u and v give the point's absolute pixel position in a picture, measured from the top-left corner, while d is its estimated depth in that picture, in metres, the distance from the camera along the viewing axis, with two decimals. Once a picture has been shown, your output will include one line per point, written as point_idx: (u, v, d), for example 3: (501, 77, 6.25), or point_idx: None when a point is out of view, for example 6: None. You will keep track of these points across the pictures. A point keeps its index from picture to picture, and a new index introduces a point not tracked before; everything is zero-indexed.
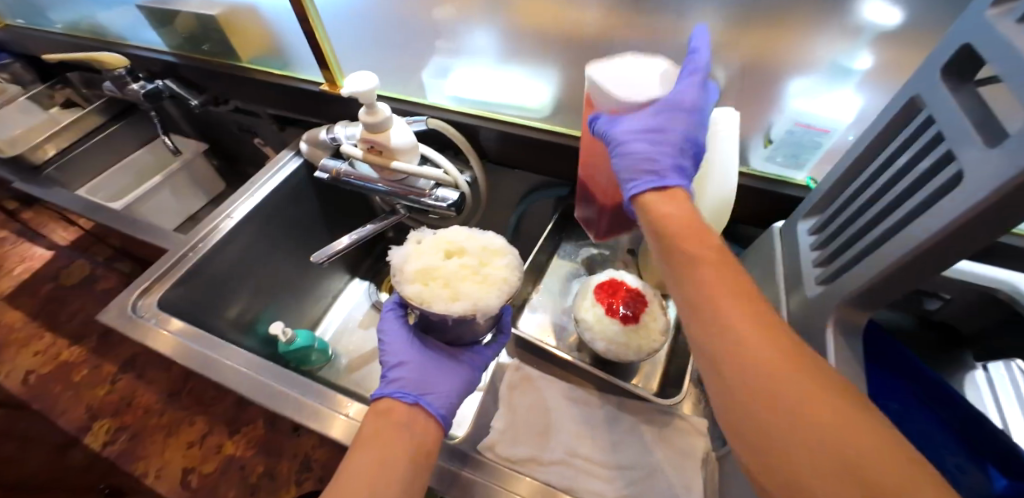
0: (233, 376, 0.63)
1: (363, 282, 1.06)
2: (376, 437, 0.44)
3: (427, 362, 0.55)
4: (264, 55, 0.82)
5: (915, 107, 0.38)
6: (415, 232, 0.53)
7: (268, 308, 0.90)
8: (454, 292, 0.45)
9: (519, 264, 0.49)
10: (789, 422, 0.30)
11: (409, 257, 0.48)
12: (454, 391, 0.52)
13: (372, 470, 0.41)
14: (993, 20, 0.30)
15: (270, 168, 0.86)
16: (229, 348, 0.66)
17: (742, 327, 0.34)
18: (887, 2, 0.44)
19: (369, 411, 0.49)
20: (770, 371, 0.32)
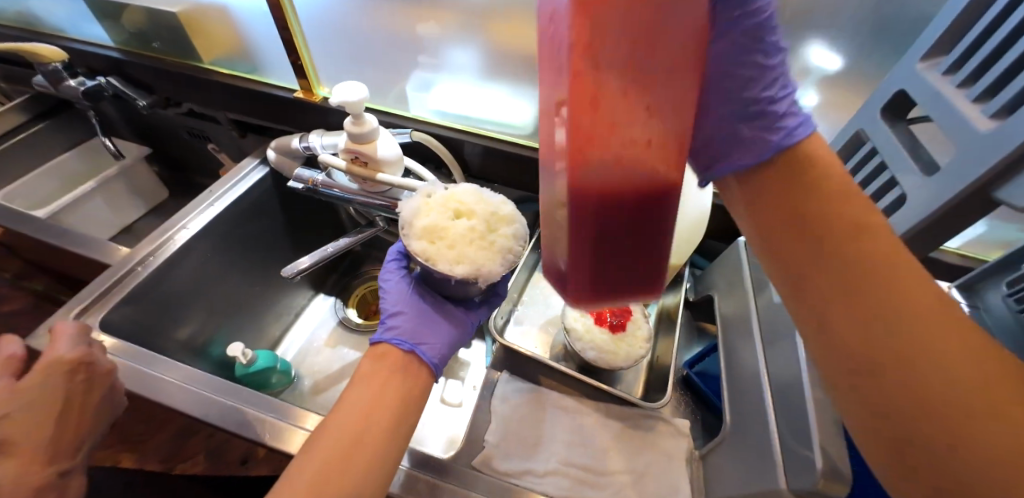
0: (186, 399, 0.58)
1: (328, 298, 1.01)
2: (372, 378, 0.48)
3: (424, 314, 0.56)
4: (230, 57, 0.78)
5: (860, 140, 0.44)
6: (428, 186, 0.57)
7: (223, 328, 0.82)
8: (457, 254, 0.50)
9: (522, 234, 0.54)
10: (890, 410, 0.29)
11: (420, 212, 0.53)
12: (447, 344, 0.56)
13: (366, 409, 0.45)
14: (924, 71, 0.36)
15: (231, 178, 0.81)
16: (170, 363, 0.61)
17: (881, 301, 0.29)
18: (829, 49, 0.52)
19: (368, 354, 0.52)
20: (887, 357, 0.29)
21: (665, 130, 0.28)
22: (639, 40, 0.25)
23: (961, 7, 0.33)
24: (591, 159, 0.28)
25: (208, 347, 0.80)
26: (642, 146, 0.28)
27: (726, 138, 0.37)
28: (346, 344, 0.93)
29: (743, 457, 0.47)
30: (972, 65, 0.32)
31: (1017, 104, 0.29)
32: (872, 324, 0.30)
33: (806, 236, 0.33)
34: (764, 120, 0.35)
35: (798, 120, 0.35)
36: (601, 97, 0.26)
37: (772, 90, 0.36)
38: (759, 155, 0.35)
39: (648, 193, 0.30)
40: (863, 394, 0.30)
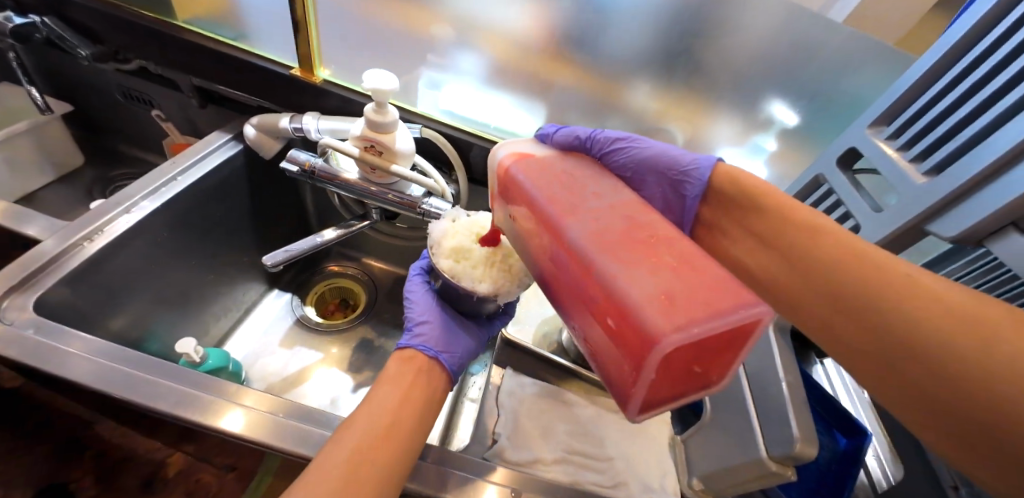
0: (94, 372, 0.49)
1: (282, 295, 0.92)
2: (401, 380, 0.52)
3: (446, 324, 0.61)
4: (210, 20, 0.71)
5: (818, 180, 0.57)
6: (453, 210, 0.59)
7: (163, 321, 0.71)
8: (481, 274, 0.52)
9: None
10: (914, 389, 0.38)
11: (447, 233, 0.56)
12: (464, 353, 0.60)
13: (394, 407, 0.48)
14: (871, 135, 0.49)
15: (198, 151, 0.72)
16: (73, 335, 0.51)
17: (882, 297, 0.39)
18: (788, 107, 0.65)
19: (394, 357, 0.56)
20: (895, 342, 0.38)
21: (613, 204, 0.41)
22: (551, 179, 0.44)
23: (899, 93, 0.47)
24: (570, 228, 0.38)
25: (144, 343, 0.68)
26: (609, 214, 0.39)
27: (677, 192, 0.59)
28: (306, 344, 0.85)
29: (720, 438, 0.56)
30: (911, 134, 0.45)
31: (941, 167, 0.41)
32: (862, 316, 0.40)
33: (800, 262, 0.46)
34: (677, 170, 0.57)
35: (692, 158, 0.56)
36: (544, 203, 0.41)
37: (678, 151, 0.58)
38: (700, 179, 0.56)
39: (633, 231, 0.37)
40: (884, 376, 0.40)
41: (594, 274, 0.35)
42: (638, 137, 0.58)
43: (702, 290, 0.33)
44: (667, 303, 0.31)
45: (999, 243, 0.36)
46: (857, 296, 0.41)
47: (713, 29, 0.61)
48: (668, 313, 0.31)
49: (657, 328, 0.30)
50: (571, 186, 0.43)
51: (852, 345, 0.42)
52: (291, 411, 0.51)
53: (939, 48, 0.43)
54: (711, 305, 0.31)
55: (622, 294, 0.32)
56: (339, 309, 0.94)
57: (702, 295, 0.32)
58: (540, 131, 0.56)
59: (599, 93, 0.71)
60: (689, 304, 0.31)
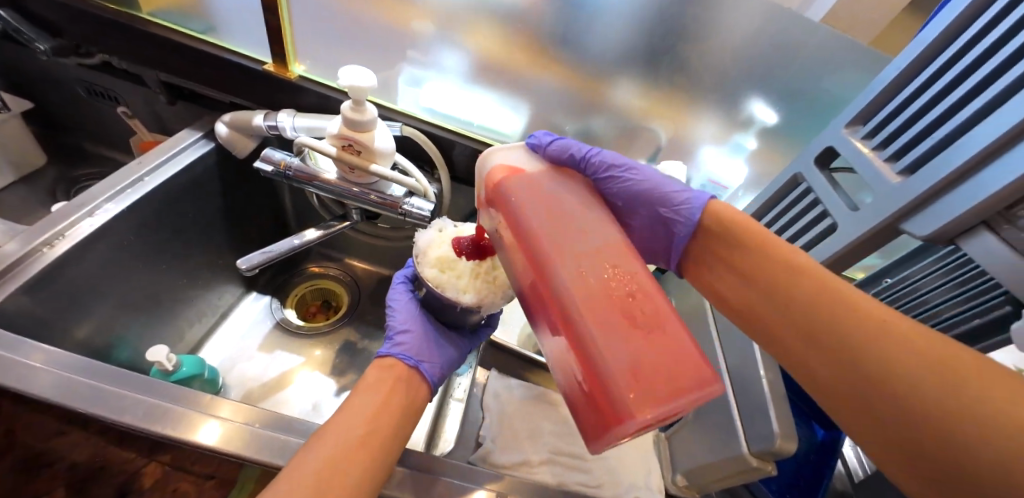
0: (55, 387, 0.47)
1: (261, 298, 0.89)
2: (379, 388, 0.51)
3: (429, 333, 0.60)
4: (177, 11, 0.67)
5: (796, 180, 0.57)
6: (439, 220, 0.59)
7: (133, 329, 0.68)
8: (465, 284, 0.52)
9: None
10: (884, 430, 0.38)
11: (433, 243, 0.55)
12: (448, 363, 0.59)
13: (372, 415, 0.47)
14: (848, 134, 0.50)
15: (165, 150, 0.69)
16: (35, 347, 0.49)
17: (856, 331, 0.39)
18: (767, 106, 0.66)
19: (373, 365, 0.55)
20: (867, 381, 0.38)
21: (600, 243, 0.39)
22: (542, 204, 0.41)
23: (875, 94, 0.47)
24: (558, 272, 0.36)
25: (113, 351, 0.65)
26: (594, 257, 0.38)
27: (666, 229, 0.57)
28: (285, 348, 0.83)
29: (702, 434, 0.57)
30: (885, 134, 0.46)
31: (914, 167, 0.42)
32: (818, 336, 0.41)
33: (772, 287, 0.45)
34: (669, 207, 0.55)
35: (686, 197, 0.54)
36: (533, 237, 0.38)
37: (671, 187, 0.55)
38: (688, 219, 0.54)
39: (616, 285, 0.36)
40: (854, 413, 0.40)
41: (573, 329, 0.35)
42: (634, 166, 0.55)
43: (673, 365, 0.33)
44: (638, 383, 0.32)
45: (971, 242, 0.37)
46: (810, 319, 0.42)
47: (694, 28, 0.62)
48: (637, 393, 0.32)
49: (627, 409, 0.31)
50: (559, 214, 0.40)
51: (813, 363, 0.42)
52: (267, 422, 0.50)
53: (914, 48, 0.44)
54: (675, 384, 0.33)
55: (597, 365, 0.33)
56: (320, 310, 0.92)
57: (671, 371, 0.33)
58: (534, 138, 0.53)
59: (581, 91, 0.70)
60: (659, 382, 0.32)
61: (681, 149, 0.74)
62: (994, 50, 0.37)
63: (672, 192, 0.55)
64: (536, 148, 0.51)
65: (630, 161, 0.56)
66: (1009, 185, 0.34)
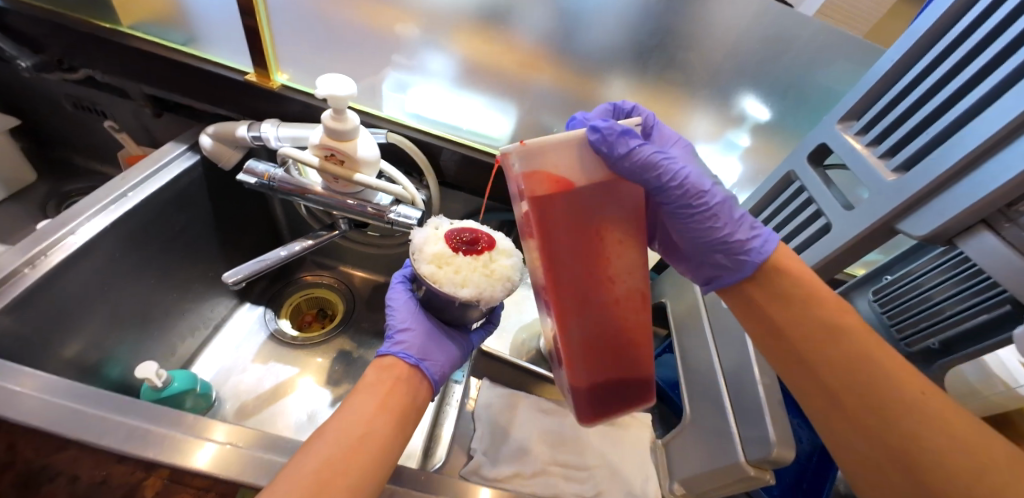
0: (37, 411, 0.46)
1: (255, 308, 0.88)
2: (378, 388, 0.50)
3: (429, 332, 0.58)
4: (158, 23, 0.67)
5: (789, 178, 0.56)
6: (434, 218, 0.57)
7: (122, 346, 0.67)
8: (463, 278, 0.50)
9: (523, 266, 0.54)
10: (855, 424, 0.44)
11: (429, 240, 0.53)
12: (449, 362, 0.58)
13: (371, 415, 0.47)
14: (841, 130, 0.48)
15: (151, 164, 0.68)
16: (19, 370, 0.49)
17: (831, 341, 0.46)
18: (760, 102, 0.64)
19: (372, 365, 0.54)
20: (842, 382, 0.45)
21: (619, 297, 0.49)
22: (581, 259, 0.45)
23: (866, 89, 0.46)
24: (573, 329, 0.48)
25: (104, 368, 0.65)
26: (608, 310, 0.49)
27: (713, 263, 0.53)
28: (280, 359, 0.82)
29: (699, 441, 0.55)
30: (877, 130, 0.44)
31: (910, 163, 0.41)
32: (810, 349, 0.47)
33: (764, 297, 0.50)
34: (726, 250, 0.51)
35: (751, 247, 0.49)
36: (563, 292, 0.46)
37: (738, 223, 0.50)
38: (739, 271, 0.51)
39: (615, 337, 0.50)
40: (829, 409, 0.46)
41: (576, 367, 0.50)
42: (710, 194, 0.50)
43: (628, 388, 0.54)
44: (603, 402, 0.53)
45: (969, 241, 0.36)
46: (797, 327, 0.48)
47: (680, 25, 0.60)
48: (599, 407, 0.53)
49: (588, 417, 0.53)
50: (591, 269, 0.47)
51: (798, 366, 0.48)
52: (251, 442, 0.49)
53: (908, 38, 0.42)
54: (621, 404, 0.54)
55: (582, 392, 0.51)
56: (316, 319, 0.91)
57: (624, 391, 0.54)
58: (607, 136, 0.44)
59: (569, 92, 0.69)
60: (614, 398, 0.54)
61: None
62: (992, 38, 0.35)
63: (740, 241, 0.50)
64: (607, 154, 0.44)
65: (712, 199, 0.50)
66: (1008, 182, 0.32)
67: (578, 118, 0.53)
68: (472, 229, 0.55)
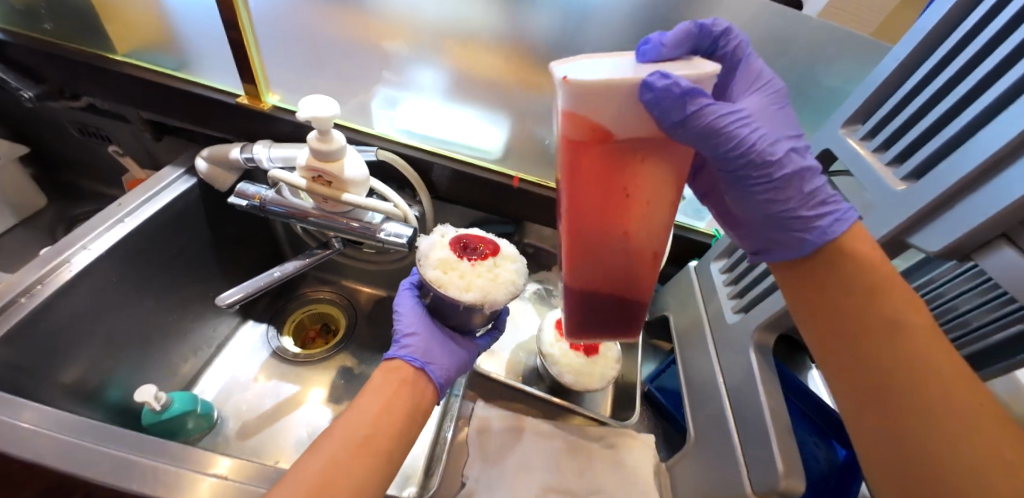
0: (28, 443, 0.46)
1: (259, 326, 0.88)
2: (383, 390, 0.50)
3: (437, 336, 0.57)
4: (151, 48, 0.68)
5: None
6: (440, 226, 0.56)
7: (122, 370, 0.68)
8: (468, 283, 0.49)
9: (526, 270, 0.53)
10: (901, 452, 0.37)
11: (435, 245, 0.52)
12: (454, 366, 0.56)
13: (375, 417, 0.47)
14: (845, 134, 0.45)
15: (149, 189, 0.69)
16: (14, 401, 0.49)
17: (896, 350, 0.37)
18: None
19: (380, 368, 0.53)
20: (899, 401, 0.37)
21: (632, 252, 0.43)
22: (605, 213, 0.39)
23: (870, 91, 0.43)
24: (572, 271, 0.44)
25: (105, 392, 0.66)
26: (617, 261, 0.44)
27: (764, 232, 0.44)
28: (281, 376, 0.82)
29: (703, 465, 0.52)
30: (883, 136, 0.41)
31: (920, 171, 0.37)
32: (865, 356, 0.38)
33: (820, 283, 0.41)
34: (786, 227, 0.42)
35: (819, 230, 0.40)
36: (574, 239, 0.41)
37: (804, 195, 0.41)
38: (795, 251, 0.42)
39: (620, 285, 0.46)
40: (876, 429, 0.38)
41: (570, 303, 0.48)
42: (779, 162, 0.40)
43: (621, 324, 0.51)
44: (590, 335, 0.52)
45: (988, 257, 0.32)
46: (855, 326, 0.39)
47: (671, 28, 0.58)
48: (585, 338, 0.53)
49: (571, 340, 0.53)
50: (612, 225, 0.40)
51: (852, 376, 0.40)
52: (243, 474, 0.48)
53: (912, 37, 0.40)
54: (608, 335, 0.53)
55: (570, 323, 0.51)
56: (319, 335, 0.91)
57: (614, 328, 0.52)
58: (671, 93, 0.31)
59: None
60: (602, 334, 0.52)
61: None
62: (1004, 34, 0.32)
63: (805, 218, 0.41)
64: (657, 122, 0.32)
65: (780, 171, 0.40)
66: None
67: (651, 42, 0.37)
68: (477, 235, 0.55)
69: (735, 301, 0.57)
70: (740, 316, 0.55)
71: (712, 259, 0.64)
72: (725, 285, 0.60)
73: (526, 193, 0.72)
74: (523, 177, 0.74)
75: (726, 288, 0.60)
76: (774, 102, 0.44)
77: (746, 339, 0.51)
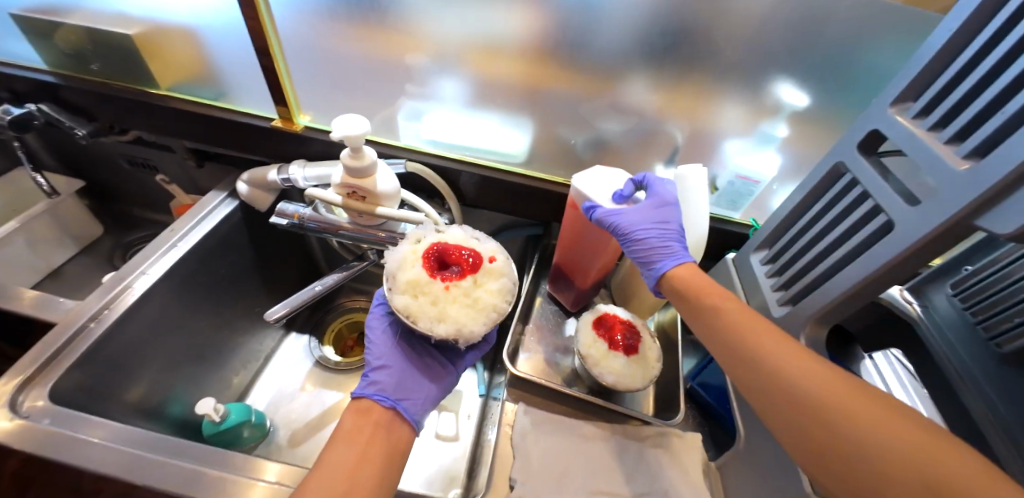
0: (108, 459, 0.50)
1: (301, 337, 0.91)
2: (356, 436, 0.48)
3: (406, 370, 0.57)
4: (190, 81, 0.71)
5: (838, 171, 0.50)
6: (415, 231, 0.57)
7: (181, 385, 0.72)
8: (440, 311, 0.49)
9: (508, 292, 0.53)
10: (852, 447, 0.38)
11: (403, 265, 0.52)
12: (427, 399, 0.57)
13: (350, 470, 0.45)
14: (896, 114, 0.43)
15: (195, 214, 0.73)
16: (90, 420, 0.53)
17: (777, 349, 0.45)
18: (796, 88, 0.59)
19: (348, 409, 0.51)
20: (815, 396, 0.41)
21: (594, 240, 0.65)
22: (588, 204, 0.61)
23: (924, 66, 0.40)
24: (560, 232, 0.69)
25: (168, 407, 0.70)
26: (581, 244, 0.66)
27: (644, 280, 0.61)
28: (325, 385, 0.85)
29: (757, 464, 0.51)
30: (941, 112, 0.38)
31: (986, 148, 0.35)
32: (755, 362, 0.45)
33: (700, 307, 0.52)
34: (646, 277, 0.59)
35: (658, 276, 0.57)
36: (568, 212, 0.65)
37: (659, 258, 0.58)
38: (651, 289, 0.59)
39: (577, 264, 0.69)
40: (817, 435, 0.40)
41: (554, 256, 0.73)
42: (646, 240, 0.57)
43: (569, 291, 0.74)
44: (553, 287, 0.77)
45: None
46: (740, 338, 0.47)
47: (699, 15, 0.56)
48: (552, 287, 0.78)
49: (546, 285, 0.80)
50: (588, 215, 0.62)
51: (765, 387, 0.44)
52: (294, 479, 0.50)
53: (967, 5, 0.37)
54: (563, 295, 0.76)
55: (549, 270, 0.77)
56: (358, 344, 0.93)
57: (565, 290, 0.75)
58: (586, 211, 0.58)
59: (585, 100, 0.66)
60: (560, 291, 0.76)
61: (702, 144, 0.69)
62: None
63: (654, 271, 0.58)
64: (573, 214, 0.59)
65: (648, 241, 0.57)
66: None
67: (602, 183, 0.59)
68: (451, 251, 0.54)
69: (780, 294, 0.56)
70: (788, 309, 0.54)
71: (752, 251, 0.63)
72: (768, 277, 0.59)
73: (554, 194, 0.72)
74: (550, 179, 0.74)
75: (768, 280, 0.59)
76: (660, 200, 0.60)
77: (798, 329, 0.51)
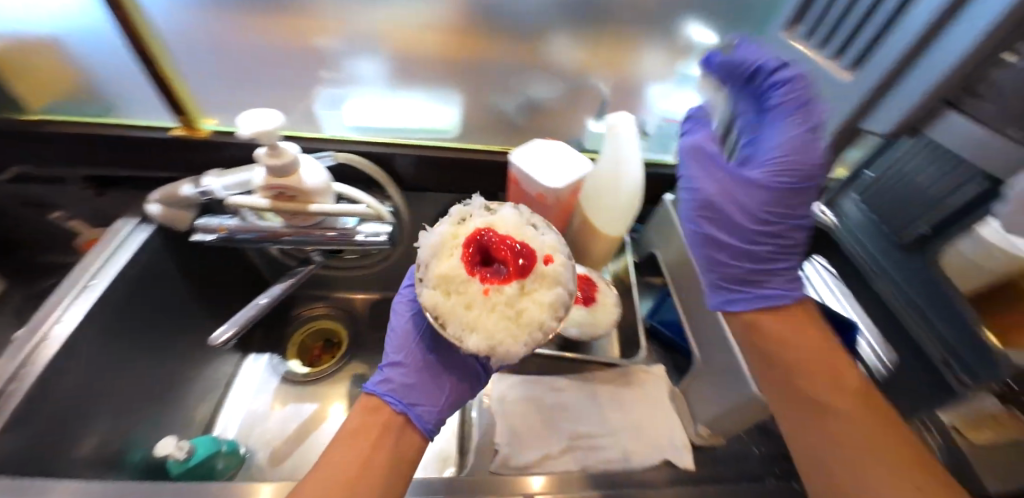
0: None
1: (260, 357, 0.87)
2: (359, 437, 0.47)
3: (425, 370, 0.53)
4: (65, 100, 0.63)
5: (748, 101, 0.53)
6: (459, 207, 0.53)
7: (137, 429, 0.67)
8: (473, 320, 0.43)
9: (562, 305, 0.45)
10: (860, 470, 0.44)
11: (437, 258, 0.47)
12: (445, 407, 0.52)
13: (348, 478, 0.43)
14: None
15: (104, 249, 0.66)
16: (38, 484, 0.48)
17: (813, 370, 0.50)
18: (704, 27, 0.61)
19: (359, 405, 0.51)
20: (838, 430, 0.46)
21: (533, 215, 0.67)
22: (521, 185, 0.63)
23: None
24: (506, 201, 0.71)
25: (126, 454, 0.65)
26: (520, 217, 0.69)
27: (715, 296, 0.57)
28: (298, 399, 0.82)
29: (714, 380, 0.56)
30: None
31: None
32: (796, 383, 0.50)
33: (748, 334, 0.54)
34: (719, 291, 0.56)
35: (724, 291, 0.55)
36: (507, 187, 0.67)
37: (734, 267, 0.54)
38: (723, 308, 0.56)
39: None
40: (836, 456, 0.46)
41: None
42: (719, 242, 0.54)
43: None
44: None
45: None
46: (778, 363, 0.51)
47: None
48: None
49: None
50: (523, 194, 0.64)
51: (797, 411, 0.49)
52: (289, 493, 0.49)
53: None
54: None
55: None
56: (325, 351, 0.90)
57: None
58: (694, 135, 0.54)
59: (507, 64, 0.66)
60: None
61: (628, 91, 0.70)
62: None
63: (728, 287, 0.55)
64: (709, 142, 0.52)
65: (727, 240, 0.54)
66: None
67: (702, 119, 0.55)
68: (499, 245, 0.48)
69: None
70: None
71: None
72: None
73: (492, 163, 0.72)
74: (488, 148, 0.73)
75: None
76: (775, 161, 0.51)
77: None
